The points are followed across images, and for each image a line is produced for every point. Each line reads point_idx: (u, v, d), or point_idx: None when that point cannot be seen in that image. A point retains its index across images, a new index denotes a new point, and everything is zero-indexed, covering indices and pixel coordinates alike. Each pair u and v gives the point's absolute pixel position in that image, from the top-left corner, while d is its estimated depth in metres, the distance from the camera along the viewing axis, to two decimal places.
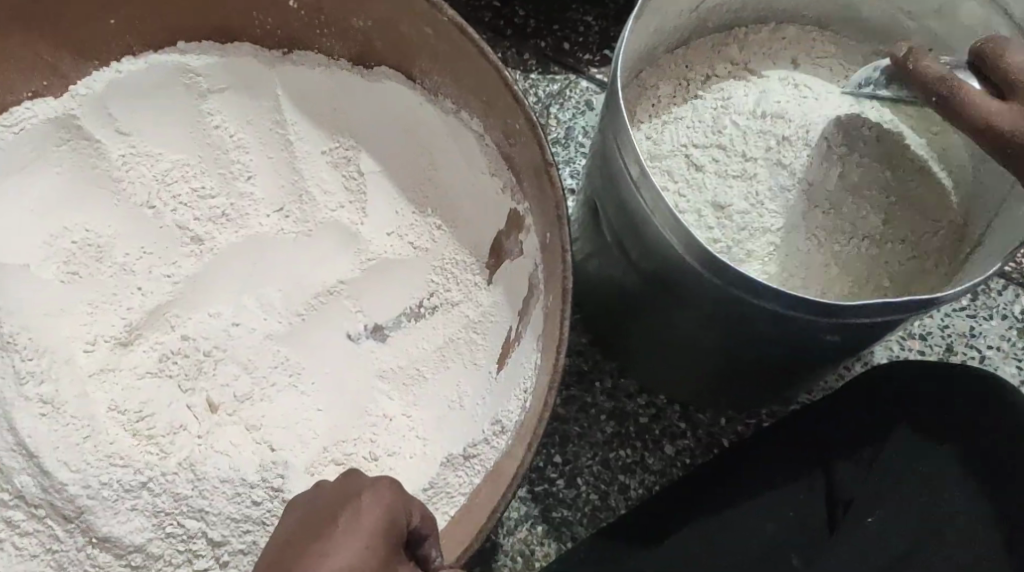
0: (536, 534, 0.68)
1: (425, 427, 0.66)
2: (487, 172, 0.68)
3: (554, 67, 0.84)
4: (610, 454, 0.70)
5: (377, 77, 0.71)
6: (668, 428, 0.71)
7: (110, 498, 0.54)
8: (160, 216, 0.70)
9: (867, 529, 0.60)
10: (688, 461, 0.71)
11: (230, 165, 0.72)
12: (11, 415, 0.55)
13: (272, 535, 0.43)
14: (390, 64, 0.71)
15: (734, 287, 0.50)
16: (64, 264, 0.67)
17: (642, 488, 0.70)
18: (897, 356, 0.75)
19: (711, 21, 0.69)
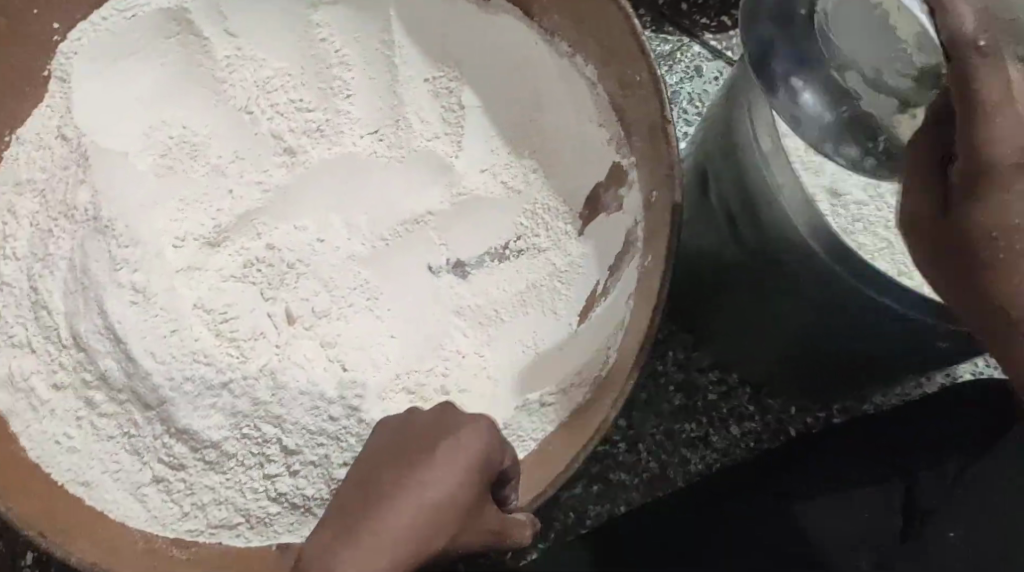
0: (590, 493, 0.68)
1: (497, 367, 0.66)
2: (595, 121, 0.65)
3: (668, 27, 0.81)
4: (675, 425, 0.70)
5: (494, 11, 0.68)
6: (736, 408, 0.70)
7: (191, 392, 0.55)
8: (257, 122, 0.70)
9: (947, 543, 0.57)
10: (752, 444, 0.70)
11: (332, 80, 0.71)
12: (103, 300, 0.55)
13: (376, 452, 0.46)
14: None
15: (853, 275, 0.52)
16: (160, 156, 0.67)
17: (702, 465, 0.69)
18: (981, 372, 0.72)
19: None
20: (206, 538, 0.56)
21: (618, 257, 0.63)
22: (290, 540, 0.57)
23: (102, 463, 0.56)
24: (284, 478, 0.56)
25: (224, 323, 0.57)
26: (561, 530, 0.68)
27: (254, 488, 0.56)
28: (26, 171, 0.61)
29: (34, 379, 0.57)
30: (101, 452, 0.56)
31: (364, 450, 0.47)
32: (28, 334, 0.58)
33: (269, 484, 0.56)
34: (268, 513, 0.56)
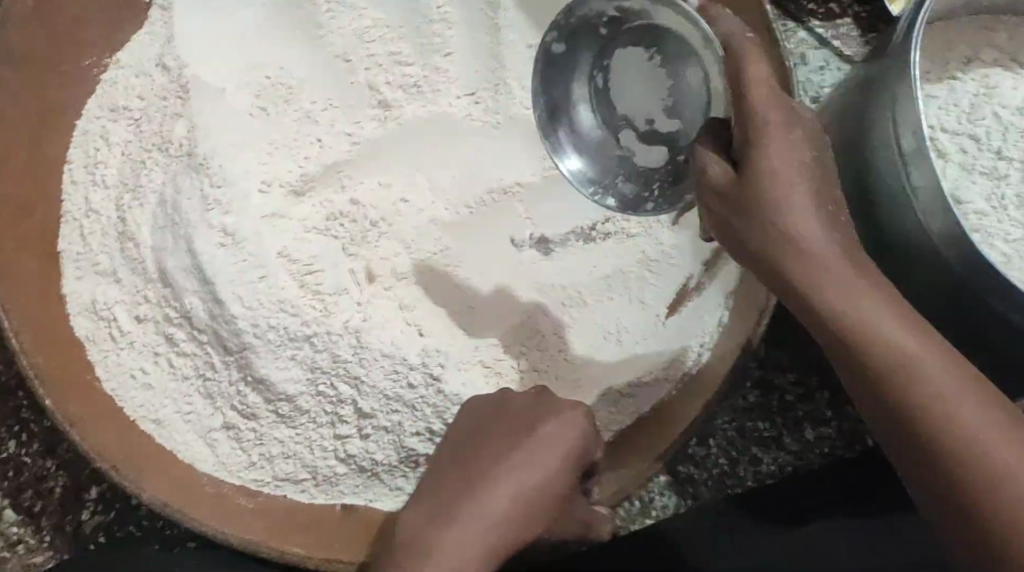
0: (657, 483, 0.69)
1: (574, 349, 0.64)
2: None
3: None
4: (748, 423, 0.68)
5: None
6: (814, 413, 0.68)
7: (273, 342, 0.53)
8: (354, 72, 0.68)
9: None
10: (827, 450, 0.68)
11: (432, 37, 0.68)
12: (193, 238, 0.54)
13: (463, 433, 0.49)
14: None
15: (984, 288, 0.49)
16: (257, 95, 0.65)
17: (774, 466, 0.68)
18: None
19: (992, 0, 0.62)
20: (271, 490, 0.56)
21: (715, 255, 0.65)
22: (353, 501, 0.56)
23: (175, 403, 0.56)
24: (354, 440, 0.55)
25: (309, 275, 0.56)
26: (625, 517, 0.68)
27: (323, 447, 0.55)
28: (123, 96, 0.59)
29: (116, 310, 0.56)
30: (175, 392, 0.56)
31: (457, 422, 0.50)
32: (113, 264, 0.57)
33: (340, 444, 0.55)
34: (334, 472, 0.55)
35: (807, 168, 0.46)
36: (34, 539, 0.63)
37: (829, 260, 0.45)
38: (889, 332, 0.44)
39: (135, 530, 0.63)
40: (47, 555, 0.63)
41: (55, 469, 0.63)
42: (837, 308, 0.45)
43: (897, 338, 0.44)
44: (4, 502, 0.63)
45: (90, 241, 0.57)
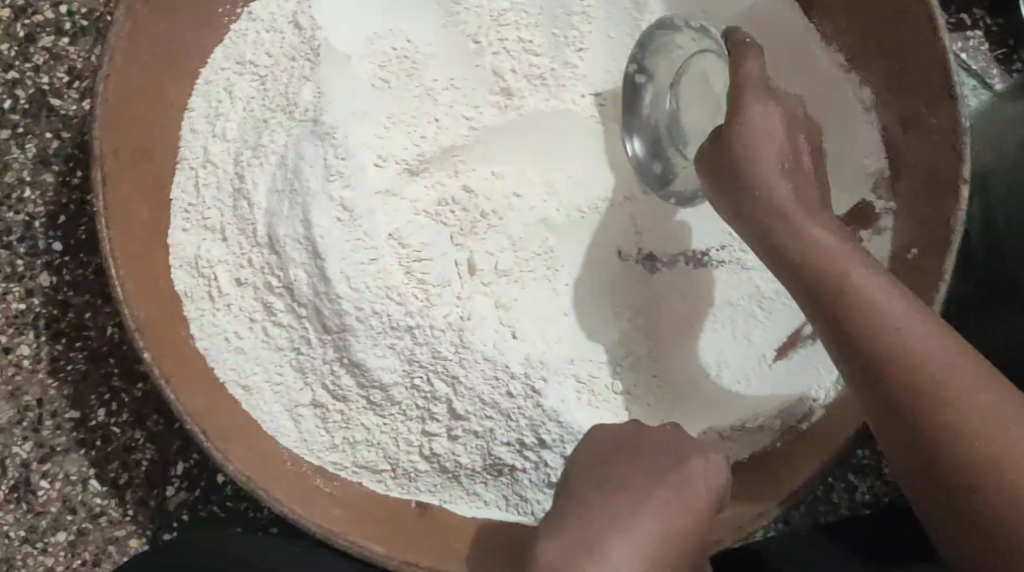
0: None
1: (671, 376, 0.62)
2: (856, 152, 0.60)
3: None
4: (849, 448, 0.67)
5: None
6: None
7: (375, 327, 0.52)
8: (481, 54, 0.65)
9: None
10: None
11: (568, 29, 0.66)
12: (308, 208, 0.53)
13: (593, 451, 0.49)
14: None
15: None
16: (380, 66, 0.63)
17: (869, 494, 0.68)
18: None
19: None
20: (348, 475, 0.55)
21: None
22: (428, 500, 0.55)
23: (266, 371, 0.54)
24: (441, 440, 0.53)
25: (417, 262, 0.54)
26: None
27: (409, 441, 0.54)
28: (251, 49, 0.58)
29: (219, 270, 0.55)
30: (267, 360, 0.54)
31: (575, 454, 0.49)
32: (222, 221, 0.56)
33: (425, 441, 0.54)
34: (415, 468, 0.54)
35: (783, 138, 0.52)
36: (118, 512, 0.66)
37: (793, 205, 0.50)
38: (852, 263, 0.46)
39: (219, 510, 0.66)
40: (129, 530, 0.66)
41: (143, 442, 0.66)
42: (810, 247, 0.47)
43: (858, 270, 0.46)
44: (91, 472, 0.66)
45: (202, 194, 0.56)
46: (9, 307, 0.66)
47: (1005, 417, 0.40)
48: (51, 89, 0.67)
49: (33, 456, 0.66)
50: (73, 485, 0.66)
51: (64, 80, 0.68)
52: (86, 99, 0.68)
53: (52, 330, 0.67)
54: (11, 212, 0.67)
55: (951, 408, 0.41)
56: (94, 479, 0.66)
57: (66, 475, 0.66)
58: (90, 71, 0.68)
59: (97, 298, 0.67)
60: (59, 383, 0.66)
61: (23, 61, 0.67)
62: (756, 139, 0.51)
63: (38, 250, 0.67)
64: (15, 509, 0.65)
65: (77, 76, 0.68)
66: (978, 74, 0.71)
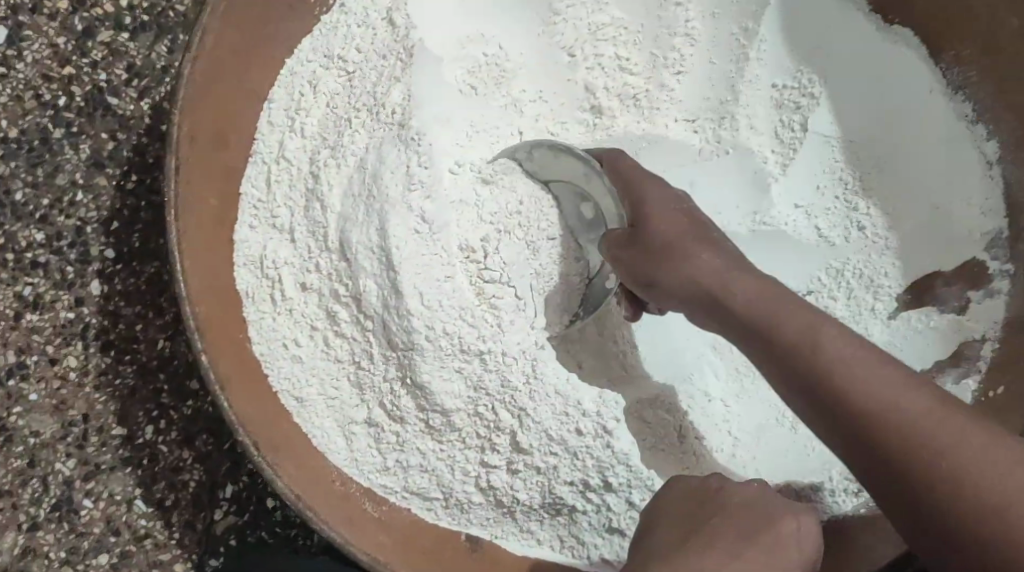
0: None
1: (744, 424, 0.56)
2: (971, 205, 0.57)
3: None
4: None
5: (894, 40, 0.59)
6: None
7: (444, 348, 0.49)
8: (574, 68, 0.63)
9: None
10: None
11: (669, 51, 0.62)
12: (386, 219, 0.50)
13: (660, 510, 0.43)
14: (920, 33, 0.59)
15: None
16: (469, 72, 0.61)
17: None
18: None
19: None
20: (396, 499, 0.52)
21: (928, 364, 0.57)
22: (479, 534, 0.52)
23: (322, 384, 0.52)
24: (500, 473, 0.50)
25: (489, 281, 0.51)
26: None
27: (465, 471, 0.51)
28: (341, 44, 0.55)
29: (284, 272, 0.52)
30: (323, 371, 0.52)
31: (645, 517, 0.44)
32: (292, 221, 0.53)
33: (483, 472, 0.50)
34: (470, 499, 0.51)
35: (678, 217, 0.49)
36: (163, 534, 0.61)
37: (705, 282, 0.47)
38: (768, 325, 0.44)
39: (267, 537, 0.62)
40: (174, 553, 0.61)
41: (190, 463, 0.61)
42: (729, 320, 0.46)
43: (774, 326, 0.44)
44: (137, 492, 0.61)
45: (276, 191, 0.54)
46: (58, 315, 0.62)
47: (955, 441, 0.39)
48: (109, 87, 0.63)
49: (77, 473, 0.61)
50: (117, 506, 0.61)
51: (123, 78, 0.63)
52: (145, 99, 0.63)
53: (102, 341, 0.62)
54: (62, 217, 0.62)
55: (909, 445, 0.39)
56: (140, 499, 0.61)
57: (111, 495, 0.61)
58: (150, 70, 0.63)
59: (150, 310, 0.62)
60: (106, 398, 0.62)
61: (80, 56, 0.63)
62: (661, 231, 0.49)
63: (89, 258, 0.62)
64: (56, 527, 0.61)
65: (136, 74, 0.63)
66: None
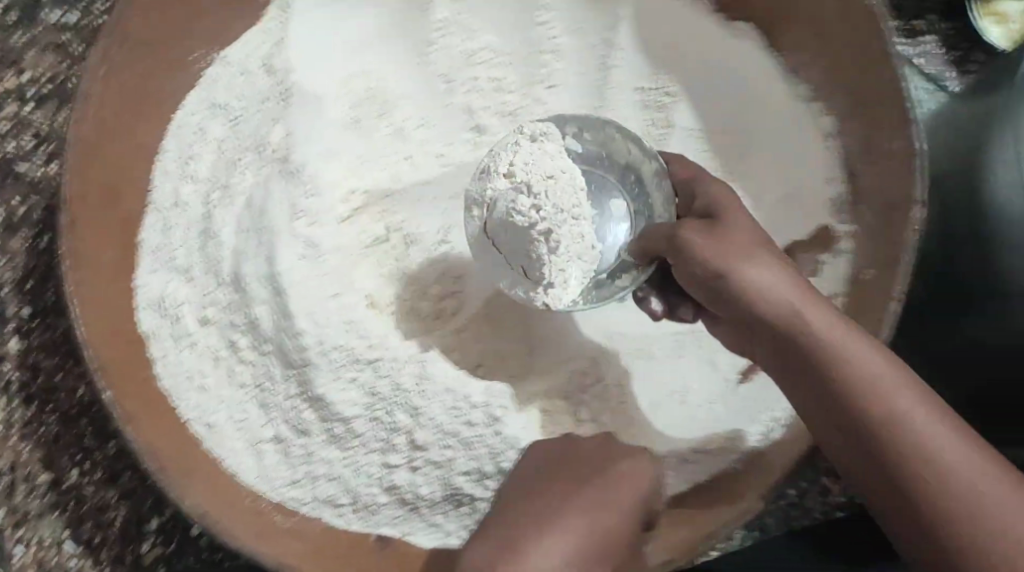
0: None
1: (639, 404, 0.61)
2: (819, 177, 0.60)
3: None
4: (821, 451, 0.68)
5: (734, 30, 0.63)
6: None
7: (339, 360, 0.53)
8: (451, 94, 0.66)
9: None
10: None
11: (540, 67, 0.67)
12: (273, 243, 0.55)
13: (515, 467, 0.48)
14: (755, 21, 0.62)
15: None
16: (352, 106, 0.64)
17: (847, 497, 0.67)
18: None
19: None
20: (309, 510, 0.54)
21: None
22: (389, 533, 0.55)
23: (228, 410, 0.55)
24: (402, 471, 0.53)
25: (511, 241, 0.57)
26: None
27: (369, 473, 0.53)
28: (223, 92, 0.59)
29: (185, 309, 0.56)
30: (230, 398, 0.55)
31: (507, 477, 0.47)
32: (190, 261, 0.57)
33: (385, 473, 0.53)
34: (377, 501, 0.54)
35: (758, 238, 0.48)
36: None
37: (775, 290, 0.45)
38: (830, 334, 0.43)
39: (194, 563, 0.65)
40: None
41: (116, 500, 0.64)
42: (785, 320, 0.44)
43: (831, 336, 0.43)
44: (65, 534, 0.64)
45: (172, 235, 0.57)
46: None
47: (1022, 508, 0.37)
48: (17, 154, 0.66)
49: (6, 523, 0.63)
50: (47, 550, 0.63)
51: (31, 144, 0.67)
52: (53, 162, 0.67)
53: (23, 396, 0.64)
54: None
55: (924, 472, 0.38)
56: (70, 540, 0.64)
57: (41, 540, 0.63)
58: (56, 135, 0.67)
59: (68, 361, 0.65)
60: (31, 447, 0.64)
61: None
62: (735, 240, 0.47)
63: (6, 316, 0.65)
64: None
65: (44, 139, 0.67)
66: (935, 79, 0.74)
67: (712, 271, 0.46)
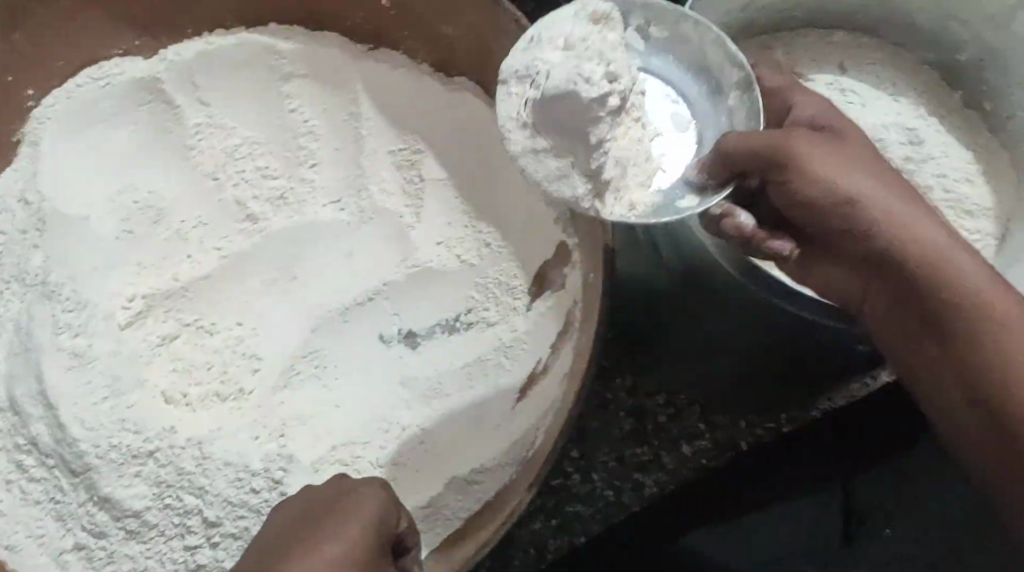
0: (549, 526, 0.74)
1: (439, 441, 0.65)
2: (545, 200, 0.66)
3: None
4: (626, 450, 0.75)
5: (456, 87, 0.70)
6: (685, 429, 0.75)
7: (116, 459, 0.59)
8: (223, 189, 0.70)
9: (873, 542, 0.69)
10: (702, 462, 0.74)
11: (298, 149, 0.71)
12: (40, 364, 0.61)
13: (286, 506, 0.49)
14: (470, 77, 0.70)
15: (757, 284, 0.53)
16: (123, 220, 0.67)
17: (655, 487, 0.74)
18: None
19: (758, 21, 0.68)
20: None
21: (558, 336, 0.63)
22: None
23: (28, 527, 0.60)
24: (202, 549, 0.59)
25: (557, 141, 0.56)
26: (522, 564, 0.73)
27: (172, 558, 0.59)
28: None
29: None
30: (27, 517, 0.60)
31: (252, 540, 0.46)
32: None
33: (187, 555, 0.59)
34: None
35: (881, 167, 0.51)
36: None
37: (901, 212, 0.49)
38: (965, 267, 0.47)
39: None
40: None
41: None
42: (921, 244, 0.47)
43: (958, 261, 0.47)
44: None
45: None
46: None
47: None
48: None
49: None
50: None
51: None
52: None
53: None
54: None
55: None
56: None
57: None
58: None
59: None
60: None
61: None
62: (860, 166, 0.51)
63: None
64: None
65: None
66: None
67: (840, 195, 0.49)
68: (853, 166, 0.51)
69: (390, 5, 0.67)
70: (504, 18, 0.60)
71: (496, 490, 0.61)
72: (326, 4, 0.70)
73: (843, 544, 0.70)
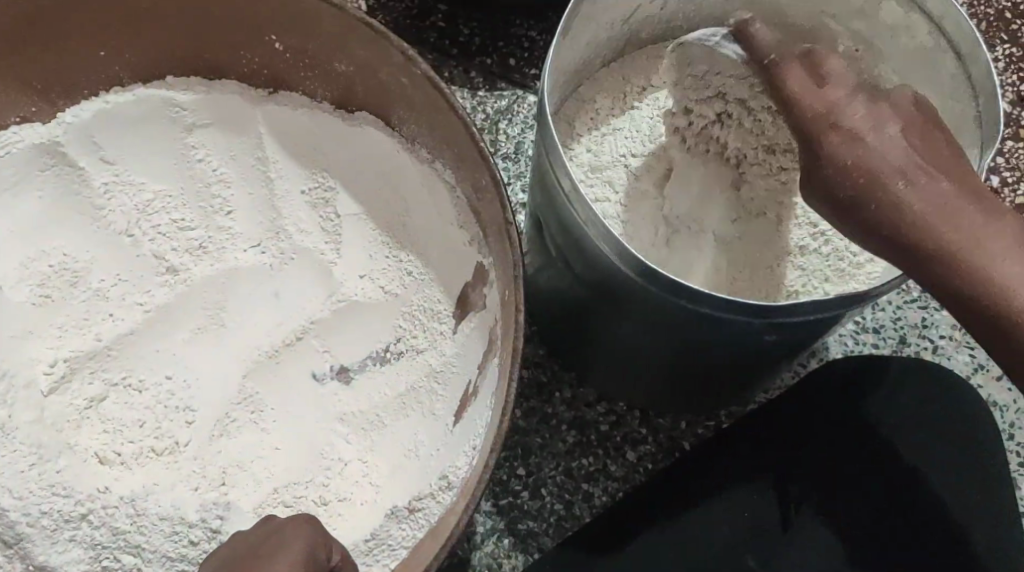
0: (502, 547, 0.74)
1: (380, 472, 0.65)
2: (456, 224, 0.67)
3: (501, 83, 0.86)
4: (573, 463, 0.77)
5: (357, 122, 0.71)
6: (629, 435, 0.78)
7: (48, 526, 0.58)
8: (139, 245, 0.70)
9: (816, 524, 0.70)
10: (649, 465, 0.78)
11: (211, 198, 0.71)
12: None
13: (230, 542, 0.50)
14: (370, 110, 0.71)
15: (659, 288, 0.53)
16: (39, 286, 0.67)
17: (606, 496, 0.76)
18: (851, 350, 0.82)
19: (644, 31, 0.72)
20: None
21: (484, 355, 0.63)
22: None
23: None
24: None
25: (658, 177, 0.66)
26: None
27: None
28: None
29: None
30: None
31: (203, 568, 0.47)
32: None
33: None
34: None
35: (886, 142, 0.51)
36: None
37: (887, 178, 0.49)
38: (979, 221, 0.49)
39: None
40: None
41: None
42: (878, 225, 0.50)
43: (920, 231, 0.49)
44: None
45: None
46: None
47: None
48: None
49: None
50: None
51: None
52: None
53: None
54: None
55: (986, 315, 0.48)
56: None
57: None
58: None
59: None
60: None
61: None
62: (868, 164, 0.50)
63: None
64: None
65: None
66: None
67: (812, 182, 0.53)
68: (864, 167, 0.50)
69: (284, 47, 0.68)
70: (392, 51, 0.61)
71: (436, 518, 0.59)
72: (222, 52, 0.70)
73: (784, 532, 0.70)
